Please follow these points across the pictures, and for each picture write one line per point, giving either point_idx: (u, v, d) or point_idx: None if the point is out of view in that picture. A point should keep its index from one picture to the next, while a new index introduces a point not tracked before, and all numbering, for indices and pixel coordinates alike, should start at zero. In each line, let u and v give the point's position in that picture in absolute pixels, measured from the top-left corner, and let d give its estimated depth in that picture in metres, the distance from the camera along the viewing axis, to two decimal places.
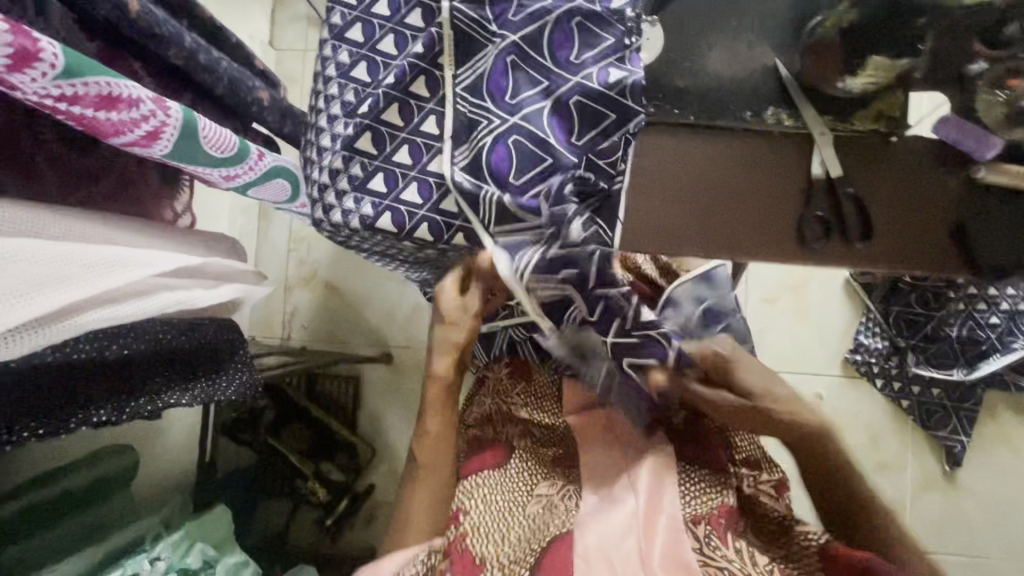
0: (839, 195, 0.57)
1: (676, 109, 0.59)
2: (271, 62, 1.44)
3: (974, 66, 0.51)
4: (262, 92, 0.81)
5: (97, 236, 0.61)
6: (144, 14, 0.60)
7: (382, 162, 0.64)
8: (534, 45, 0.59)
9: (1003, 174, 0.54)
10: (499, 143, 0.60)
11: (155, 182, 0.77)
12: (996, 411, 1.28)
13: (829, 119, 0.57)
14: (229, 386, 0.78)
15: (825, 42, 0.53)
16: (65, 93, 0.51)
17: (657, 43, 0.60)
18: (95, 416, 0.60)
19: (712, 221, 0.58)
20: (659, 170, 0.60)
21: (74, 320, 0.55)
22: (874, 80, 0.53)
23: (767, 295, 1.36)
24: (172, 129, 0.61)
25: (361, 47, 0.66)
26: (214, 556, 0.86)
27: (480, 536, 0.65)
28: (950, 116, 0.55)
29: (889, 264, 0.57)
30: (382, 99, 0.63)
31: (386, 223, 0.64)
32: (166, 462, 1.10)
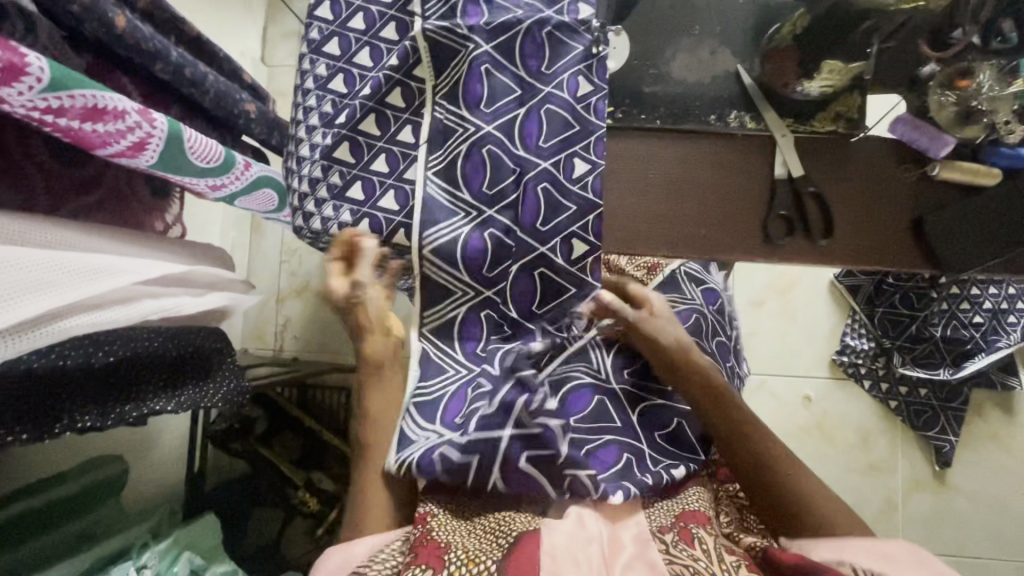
0: (801, 195, 0.62)
1: (643, 114, 0.64)
2: (263, 77, 1.47)
3: (926, 68, 0.58)
4: (249, 105, 0.83)
5: (86, 245, 0.63)
6: (130, 29, 0.62)
7: (360, 171, 0.67)
8: (506, 53, 0.64)
9: (959, 170, 0.59)
10: (474, 150, 0.64)
11: (145, 192, 0.79)
12: (984, 409, 1.29)
13: (790, 123, 0.62)
14: (220, 394, 0.78)
15: (780, 48, 0.58)
16: (51, 106, 0.53)
17: (622, 52, 0.64)
18: (79, 422, 0.61)
19: (681, 222, 0.63)
20: (634, 171, 0.64)
21: (57, 326, 0.57)
22: (832, 83, 0.59)
23: (754, 297, 1.37)
24: (158, 139, 0.63)
25: (338, 60, 0.70)
26: (201, 565, 0.87)
27: (442, 532, 0.62)
28: (906, 116, 0.60)
29: (846, 258, 0.62)
30: (359, 110, 0.67)
31: (364, 228, 0.67)
32: (157, 472, 1.11)
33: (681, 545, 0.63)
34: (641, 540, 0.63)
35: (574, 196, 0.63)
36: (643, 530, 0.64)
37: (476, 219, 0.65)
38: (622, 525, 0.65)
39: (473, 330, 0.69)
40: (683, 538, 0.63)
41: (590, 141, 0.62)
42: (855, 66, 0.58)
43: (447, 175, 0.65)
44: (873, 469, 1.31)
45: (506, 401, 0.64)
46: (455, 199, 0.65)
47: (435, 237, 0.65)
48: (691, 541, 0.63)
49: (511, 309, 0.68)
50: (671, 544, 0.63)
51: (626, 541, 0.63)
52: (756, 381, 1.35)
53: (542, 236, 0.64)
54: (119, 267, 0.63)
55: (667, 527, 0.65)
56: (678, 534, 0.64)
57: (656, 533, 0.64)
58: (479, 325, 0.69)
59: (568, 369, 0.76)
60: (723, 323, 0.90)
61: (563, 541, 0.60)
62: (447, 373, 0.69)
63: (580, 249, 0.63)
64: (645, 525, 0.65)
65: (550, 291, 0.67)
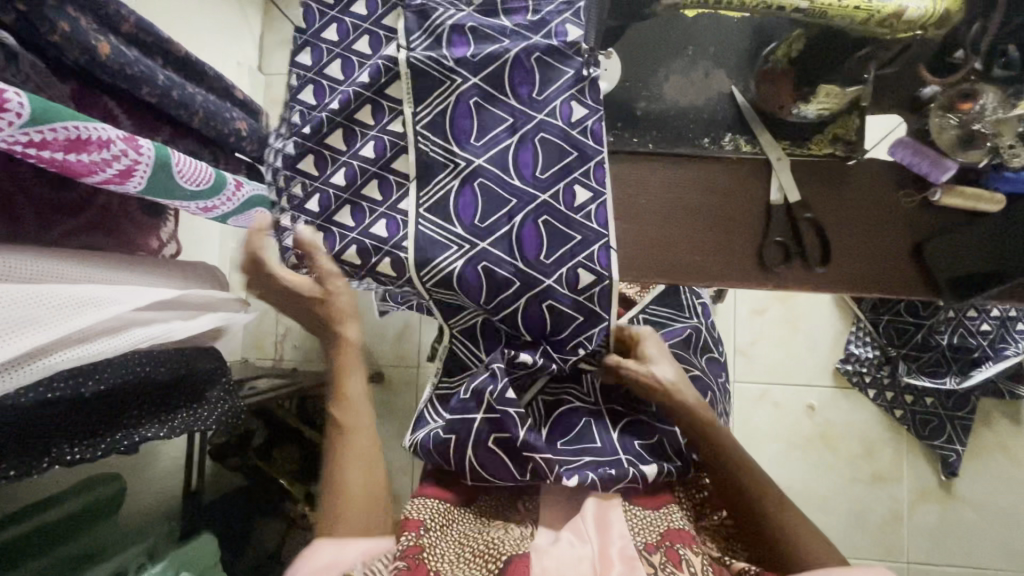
0: (797, 220, 0.62)
1: (635, 137, 0.64)
2: (260, 86, 1.46)
3: (928, 90, 0.57)
4: (241, 123, 0.81)
5: (72, 274, 0.64)
6: (115, 55, 0.61)
7: (320, 183, 0.68)
8: (498, 88, 0.64)
9: (959, 194, 0.59)
10: (467, 187, 0.64)
11: (141, 216, 0.77)
12: (991, 418, 1.27)
13: (785, 145, 0.62)
14: (212, 417, 0.77)
15: (777, 69, 0.58)
16: (34, 139, 0.52)
17: (614, 72, 0.64)
18: (68, 454, 0.60)
19: (680, 253, 0.63)
20: (633, 201, 0.64)
21: (43, 362, 0.56)
22: (827, 106, 0.58)
23: (756, 306, 1.34)
24: (145, 166, 0.62)
25: (308, 70, 0.70)
26: None
27: (436, 557, 0.60)
28: (906, 139, 0.59)
29: (841, 286, 0.62)
30: (326, 124, 0.67)
31: (352, 255, 0.66)
32: (158, 487, 1.09)
33: (668, 569, 0.60)
34: (627, 558, 0.60)
35: (579, 225, 0.64)
36: (628, 548, 0.61)
37: (470, 251, 0.64)
38: (610, 538, 0.62)
39: (490, 342, 0.73)
40: (670, 560, 0.61)
41: (589, 167, 0.63)
42: (851, 90, 0.57)
43: (438, 208, 0.65)
44: (877, 479, 1.29)
45: (478, 389, 0.68)
46: (447, 232, 0.65)
47: (429, 275, 0.65)
48: (679, 563, 0.61)
49: (524, 336, 0.69)
50: (659, 567, 0.60)
51: (613, 557, 0.60)
52: (760, 391, 1.33)
53: (548, 266, 0.64)
54: (106, 296, 0.62)
55: (656, 545, 0.62)
56: (667, 554, 0.61)
57: (643, 552, 0.61)
58: (496, 339, 0.73)
59: (558, 391, 0.77)
60: (716, 338, 0.89)
61: (554, 564, 0.59)
62: (470, 368, 0.74)
63: (586, 280, 0.64)
64: (631, 541, 0.62)
65: (561, 323, 0.67)
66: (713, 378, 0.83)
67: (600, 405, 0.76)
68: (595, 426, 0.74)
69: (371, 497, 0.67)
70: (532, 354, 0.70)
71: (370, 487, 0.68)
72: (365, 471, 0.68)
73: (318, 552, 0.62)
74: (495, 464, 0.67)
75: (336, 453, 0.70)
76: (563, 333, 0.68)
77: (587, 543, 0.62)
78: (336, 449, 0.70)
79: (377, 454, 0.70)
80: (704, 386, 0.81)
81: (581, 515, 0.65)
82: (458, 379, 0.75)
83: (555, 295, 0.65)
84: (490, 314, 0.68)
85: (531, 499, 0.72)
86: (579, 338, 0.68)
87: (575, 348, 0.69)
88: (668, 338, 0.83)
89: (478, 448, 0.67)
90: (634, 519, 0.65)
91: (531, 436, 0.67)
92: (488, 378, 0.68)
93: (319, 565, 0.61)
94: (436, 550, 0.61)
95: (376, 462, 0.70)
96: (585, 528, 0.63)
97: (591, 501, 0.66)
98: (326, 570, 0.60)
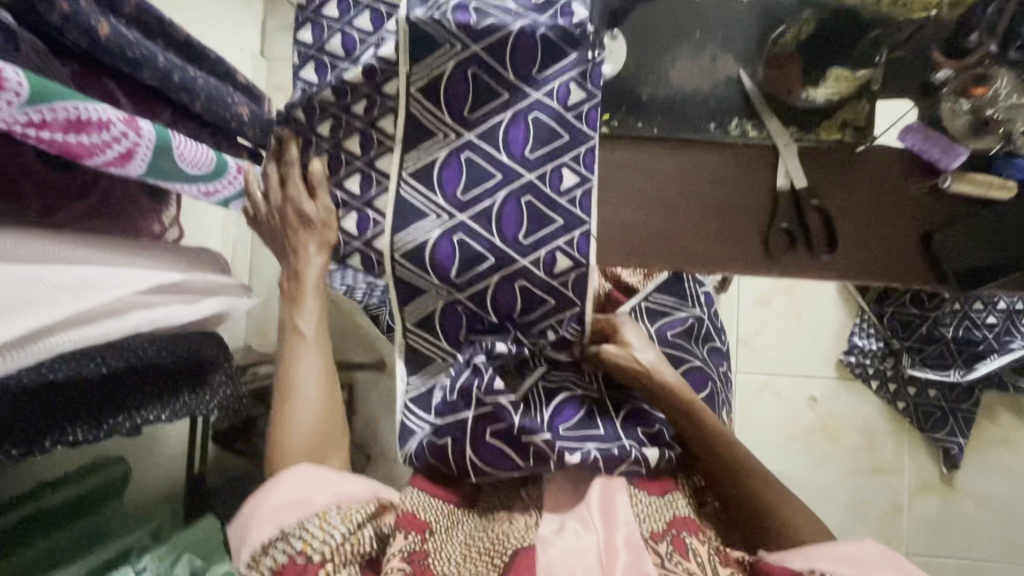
0: (803, 206, 0.61)
1: (640, 122, 0.63)
2: (263, 72, 1.44)
3: (941, 74, 0.56)
4: (242, 107, 0.80)
5: (73, 256, 0.63)
6: (115, 36, 0.60)
7: (306, 130, 0.67)
8: (498, 60, 0.63)
9: (970, 183, 0.58)
10: (453, 158, 0.65)
11: (142, 200, 0.76)
12: (995, 411, 1.26)
13: (794, 131, 0.61)
14: (214, 401, 0.79)
15: (784, 53, 0.59)
16: (34, 119, 0.51)
17: (619, 56, 0.63)
18: (71, 436, 0.61)
19: (675, 237, 0.63)
20: (626, 180, 0.63)
21: (44, 343, 0.56)
22: (836, 91, 0.59)
23: (761, 297, 1.33)
24: (146, 149, 0.61)
25: (310, 48, 0.69)
26: (203, 567, 0.84)
27: (439, 561, 0.63)
28: (916, 125, 0.59)
29: (845, 274, 0.62)
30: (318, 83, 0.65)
31: (350, 223, 0.68)
32: (163, 471, 1.10)
33: (675, 558, 0.63)
34: (634, 545, 0.62)
35: (560, 209, 0.64)
36: (635, 536, 0.63)
37: (447, 222, 0.65)
38: (616, 526, 0.64)
39: (450, 328, 0.72)
40: (676, 549, 0.64)
41: (577, 153, 0.63)
42: (860, 74, 0.58)
43: (424, 177, 0.65)
44: (878, 470, 1.29)
45: (464, 388, 0.70)
46: (428, 201, 0.65)
47: (402, 244, 0.66)
48: (685, 552, 0.63)
49: (489, 315, 0.70)
50: (666, 556, 0.63)
51: (619, 545, 0.62)
52: (761, 381, 1.32)
53: (526, 249, 0.65)
54: (107, 280, 0.62)
55: (660, 534, 0.65)
56: (673, 544, 0.64)
57: (649, 541, 0.64)
58: (456, 323, 0.71)
59: (560, 379, 0.75)
60: (718, 327, 0.89)
61: (565, 555, 0.62)
62: (433, 359, 0.74)
63: (563, 265, 0.65)
64: (636, 528, 0.64)
65: (531, 303, 0.68)
66: (712, 369, 0.83)
67: (602, 393, 0.76)
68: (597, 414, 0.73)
69: (323, 430, 0.70)
70: (506, 342, 0.71)
71: (323, 423, 0.70)
72: (322, 399, 0.70)
73: (281, 485, 0.62)
74: (496, 456, 0.68)
75: (288, 379, 0.70)
76: (533, 313, 0.69)
77: (593, 534, 0.64)
78: (287, 372, 0.70)
79: (332, 387, 0.72)
80: (704, 376, 0.81)
81: (586, 503, 0.67)
82: (428, 374, 0.75)
83: (526, 277, 0.66)
84: (457, 291, 0.68)
85: (534, 487, 0.71)
86: (548, 321, 0.70)
87: (543, 330, 0.71)
88: (668, 330, 0.83)
89: (474, 441, 0.69)
90: (639, 508, 0.67)
91: (527, 421, 0.67)
92: (472, 374, 0.70)
93: (279, 503, 0.60)
94: (439, 555, 0.64)
95: (328, 400, 0.71)
96: (592, 519, 0.65)
97: (597, 485, 0.68)
98: (290, 506, 0.60)
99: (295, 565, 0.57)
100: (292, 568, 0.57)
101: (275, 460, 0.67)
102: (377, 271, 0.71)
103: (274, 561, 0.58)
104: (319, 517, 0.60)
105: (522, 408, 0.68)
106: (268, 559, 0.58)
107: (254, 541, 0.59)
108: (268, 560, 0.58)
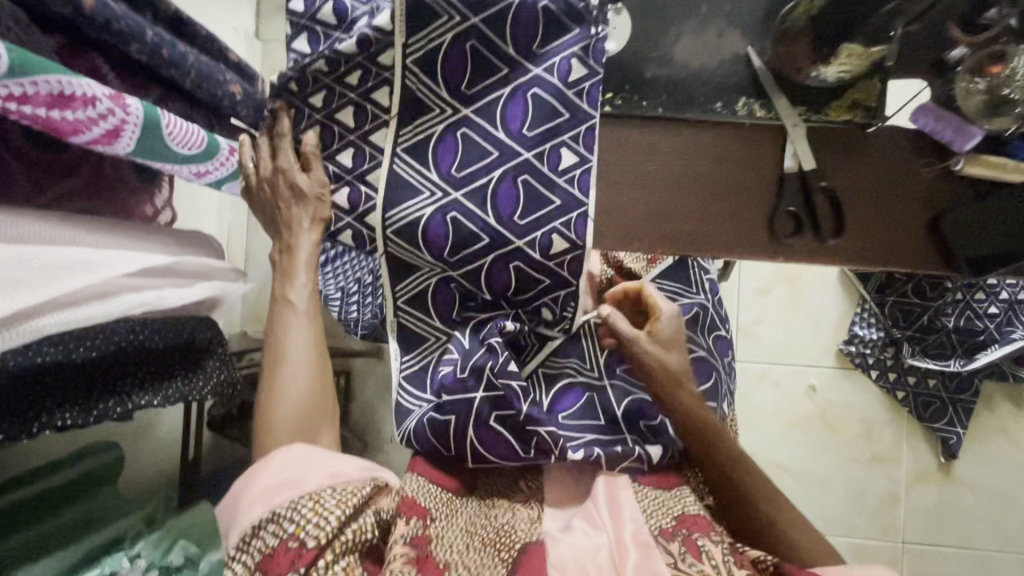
0: (811, 190, 0.59)
1: (645, 100, 0.61)
2: (257, 53, 1.41)
3: (955, 52, 0.55)
4: (234, 86, 0.78)
5: (61, 237, 0.61)
6: (100, 8, 0.57)
7: (298, 99, 0.64)
8: (497, 32, 0.61)
9: (981, 164, 0.57)
10: (449, 135, 0.63)
11: (133, 181, 0.74)
12: (994, 401, 1.26)
13: (802, 110, 0.59)
14: (208, 386, 0.77)
15: (796, 30, 0.55)
16: (14, 93, 0.49)
17: (623, 32, 0.61)
18: (60, 420, 0.59)
19: (675, 219, 0.61)
20: (627, 159, 0.62)
21: (30, 325, 0.55)
22: (849, 68, 0.56)
23: (761, 285, 1.32)
24: (134, 127, 0.59)
25: (301, 17, 0.64)
26: (197, 554, 0.81)
27: (441, 548, 0.61)
28: (931, 105, 0.58)
29: (852, 260, 0.61)
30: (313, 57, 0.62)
31: (342, 198, 0.66)
32: (158, 458, 1.09)
33: (688, 559, 0.59)
34: (643, 543, 0.60)
35: (558, 190, 0.62)
36: (643, 533, 0.61)
37: (441, 200, 0.64)
38: (623, 523, 0.62)
39: (444, 305, 0.71)
40: (689, 550, 0.60)
41: (578, 132, 0.61)
42: (878, 50, 0.55)
43: (420, 155, 0.64)
44: (877, 459, 1.29)
45: (476, 367, 0.68)
46: (422, 177, 0.64)
47: (394, 221, 0.65)
48: (698, 552, 0.60)
49: (483, 294, 0.69)
50: (679, 557, 0.59)
51: (628, 543, 0.60)
52: (760, 370, 1.31)
53: (522, 230, 0.64)
54: (95, 262, 0.61)
55: (671, 531, 0.62)
56: (685, 542, 0.61)
57: (660, 539, 0.61)
58: (450, 299, 0.71)
59: (561, 364, 0.76)
60: (724, 316, 0.88)
61: (571, 552, 0.60)
62: (432, 339, 0.73)
63: (559, 247, 0.63)
64: (644, 525, 0.62)
65: (526, 283, 0.67)
66: (716, 358, 0.81)
67: (603, 378, 0.75)
68: (599, 403, 0.73)
69: (314, 408, 0.68)
70: (514, 321, 0.71)
71: (313, 402, 0.68)
72: (313, 377, 0.68)
73: (270, 467, 0.61)
74: (499, 444, 0.67)
75: (278, 355, 0.68)
76: (527, 293, 0.68)
77: (602, 532, 0.63)
78: (278, 347, 0.68)
79: (323, 364, 0.70)
80: (709, 368, 0.79)
81: (592, 500, 0.66)
82: (422, 351, 0.73)
83: (522, 258, 0.65)
84: (452, 269, 0.67)
85: (534, 478, 0.72)
86: (544, 299, 0.69)
87: (538, 307, 0.70)
88: None
89: (478, 425, 0.67)
90: (644, 500, 0.66)
91: (533, 411, 0.67)
92: (485, 354, 0.69)
93: (269, 483, 0.59)
94: (441, 540, 0.62)
95: (320, 376, 0.69)
96: (598, 517, 0.64)
97: (600, 482, 0.68)
98: (281, 487, 0.59)
99: (287, 551, 0.55)
100: (283, 554, 0.55)
101: (264, 435, 0.66)
102: (369, 248, 0.68)
103: (264, 545, 0.56)
104: (311, 498, 0.57)
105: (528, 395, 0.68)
106: (258, 543, 0.57)
107: (244, 522, 0.58)
108: (258, 543, 0.57)
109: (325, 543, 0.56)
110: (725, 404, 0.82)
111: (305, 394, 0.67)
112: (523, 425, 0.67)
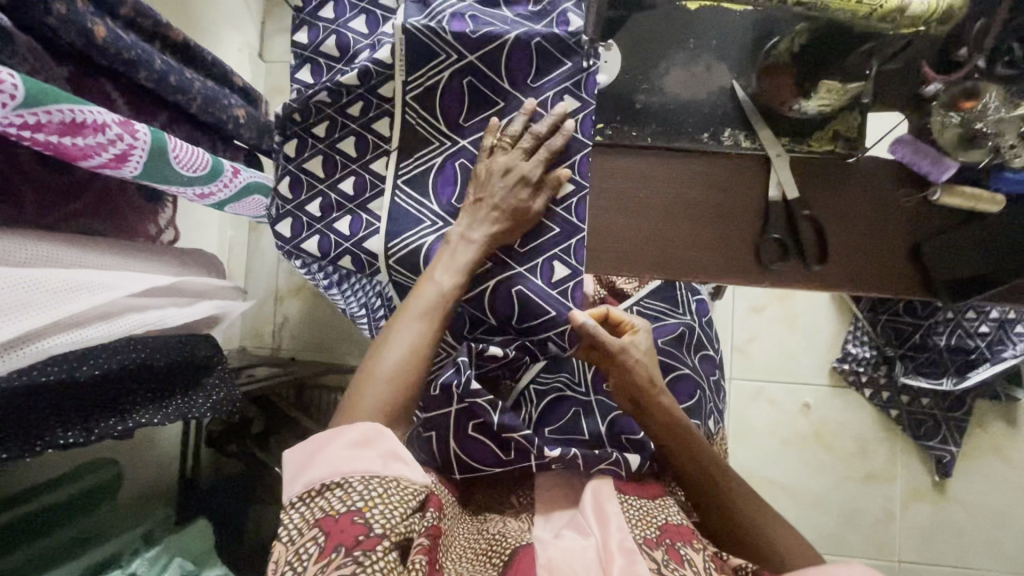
0: (794, 217, 0.62)
1: (635, 130, 0.64)
2: (260, 74, 1.44)
3: (931, 87, 0.56)
4: (238, 110, 0.80)
5: (65, 259, 0.63)
6: (111, 40, 0.59)
7: (302, 129, 0.68)
8: (490, 66, 0.64)
9: (958, 195, 0.59)
10: (448, 164, 0.66)
11: (138, 202, 0.76)
12: (986, 420, 1.27)
13: (785, 142, 0.62)
14: (208, 404, 0.75)
15: (779, 64, 0.58)
16: (29, 122, 0.51)
17: (614, 64, 0.63)
18: (62, 438, 0.59)
19: (667, 249, 0.64)
20: (616, 188, 0.64)
21: (38, 345, 0.58)
22: (827, 103, 0.59)
23: (755, 303, 1.34)
24: (141, 151, 0.61)
25: (305, 49, 0.67)
26: (193, 570, 0.85)
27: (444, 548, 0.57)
28: (906, 137, 0.60)
29: (836, 287, 0.63)
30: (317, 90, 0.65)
31: (344, 225, 0.67)
32: (154, 473, 1.08)
33: (671, 566, 0.57)
34: (628, 550, 0.57)
35: (557, 218, 0.65)
36: (628, 540, 0.58)
37: (443, 227, 0.66)
38: (610, 530, 0.60)
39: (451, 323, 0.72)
40: (672, 558, 0.58)
41: (571, 161, 0.64)
42: (852, 86, 0.57)
43: (420, 185, 0.66)
44: (871, 478, 1.29)
45: (444, 384, 0.67)
46: (422, 208, 0.66)
47: (396, 250, 0.66)
48: (678, 557, 0.58)
49: (489, 318, 0.70)
50: (661, 563, 0.57)
51: (614, 549, 0.57)
52: (757, 388, 1.32)
53: (524, 257, 0.66)
54: (101, 282, 0.63)
55: (655, 540, 0.60)
56: (667, 550, 0.59)
57: (644, 547, 0.58)
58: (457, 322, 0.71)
59: (549, 380, 0.76)
60: (712, 336, 0.89)
61: (559, 554, 0.58)
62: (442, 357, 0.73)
63: (560, 274, 0.65)
64: (629, 533, 0.59)
65: (530, 311, 0.67)
66: (702, 377, 0.83)
67: (590, 396, 0.76)
68: (583, 418, 0.74)
69: (410, 383, 0.58)
70: (504, 347, 0.70)
71: (409, 378, 0.58)
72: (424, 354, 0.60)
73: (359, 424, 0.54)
74: (477, 448, 0.68)
75: (408, 311, 0.61)
76: (531, 321, 0.68)
77: (589, 538, 0.61)
78: (411, 305, 0.61)
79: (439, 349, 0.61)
80: (693, 385, 0.80)
81: (582, 512, 0.64)
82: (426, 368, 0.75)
83: (524, 282, 0.66)
84: None
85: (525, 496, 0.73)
86: (549, 332, 0.68)
87: (544, 340, 0.70)
88: (658, 336, 0.82)
89: (458, 436, 0.68)
90: (630, 512, 0.63)
91: (507, 418, 0.67)
92: (451, 373, 0.67)
93: (349, 442, 0.53)
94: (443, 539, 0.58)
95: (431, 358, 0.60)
96: (586, 524, 0.62)
97: (588, 490, 0.66)
98: (359, 449, 0.53)
99: (352, 524, 0.48)
100: (348, 524, 0.48)
101: (359, 381, 0.58)
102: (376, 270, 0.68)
103: (326, 506, 0.50)
104: (381, 478, 0.52)
105: (500, 406, 0.68)
106: (320, 504, 0.51)
107: (315, 473, 0.52)
108: (321, 504, 0.51)
109: (387, 528, 0.49)
110: (710, 421, 0.82)
111: (392, 371, 0.58)
112: (500, 433, 0.67)
